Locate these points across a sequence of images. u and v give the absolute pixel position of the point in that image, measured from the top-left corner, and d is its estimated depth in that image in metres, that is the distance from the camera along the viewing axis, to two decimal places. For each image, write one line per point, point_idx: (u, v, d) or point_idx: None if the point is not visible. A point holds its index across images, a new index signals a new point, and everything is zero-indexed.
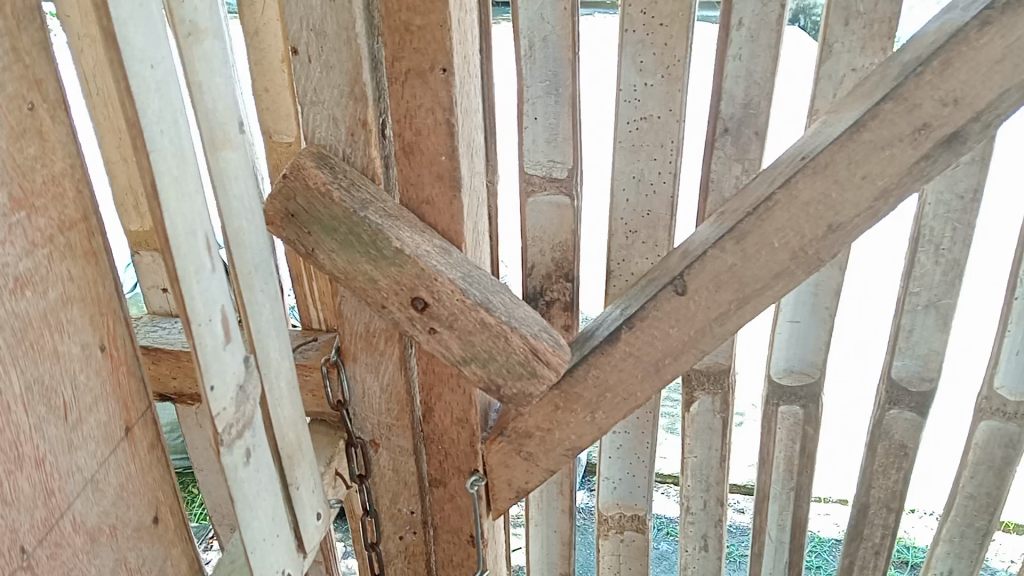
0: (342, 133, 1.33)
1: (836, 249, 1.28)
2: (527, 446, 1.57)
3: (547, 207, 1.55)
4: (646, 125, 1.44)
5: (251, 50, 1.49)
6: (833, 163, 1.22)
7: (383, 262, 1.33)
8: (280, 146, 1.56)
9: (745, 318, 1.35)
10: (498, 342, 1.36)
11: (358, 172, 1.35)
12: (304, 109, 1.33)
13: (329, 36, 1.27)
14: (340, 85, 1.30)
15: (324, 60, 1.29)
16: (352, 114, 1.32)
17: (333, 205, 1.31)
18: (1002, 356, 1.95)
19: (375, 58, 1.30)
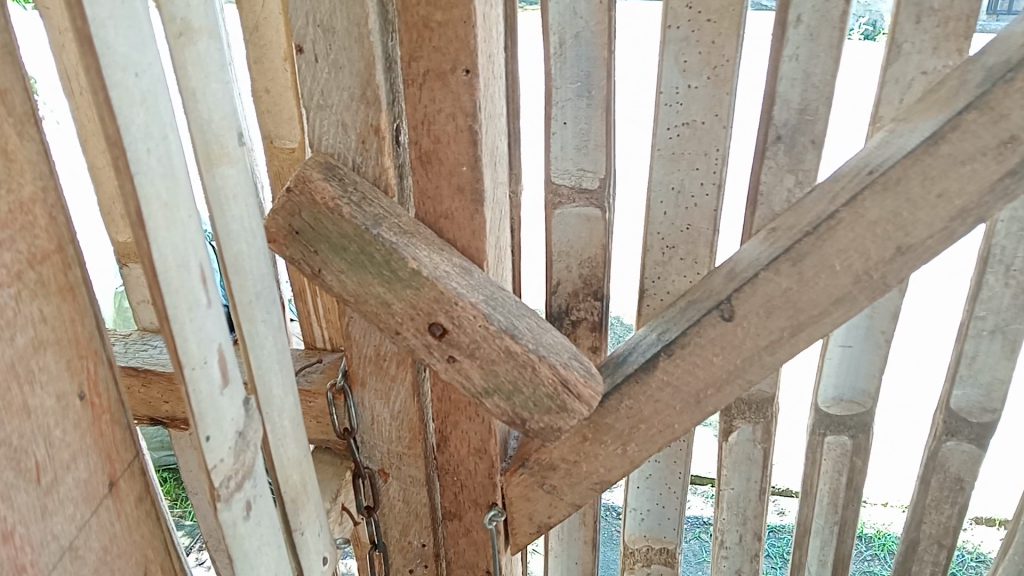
0: (353, 140, 1.19)
1: (904, 273, 1.15)
2: (550, 479, 1.44)
3: (574, 221, 1.37)
4: (688, 132, 1.25)
5: (250, 46, 1.35)
6: (906, 179, 1.09)
7: (397, 284, 1.19)
8: (281, 152, 1.42)
9: (798, 347, 1.22)
10: (524, 372, 1.23)
11: (370, 183, 1.21)
12: (310, 114, 1.19)
13: (338, 32, 1.13)
14: (350, 87, 1.16)
15: (332, 59, 1.15)
16: (364, 120, 1.18)
17: (343, 221, 1.17)
18: None
19: (389, 58, 1.16)
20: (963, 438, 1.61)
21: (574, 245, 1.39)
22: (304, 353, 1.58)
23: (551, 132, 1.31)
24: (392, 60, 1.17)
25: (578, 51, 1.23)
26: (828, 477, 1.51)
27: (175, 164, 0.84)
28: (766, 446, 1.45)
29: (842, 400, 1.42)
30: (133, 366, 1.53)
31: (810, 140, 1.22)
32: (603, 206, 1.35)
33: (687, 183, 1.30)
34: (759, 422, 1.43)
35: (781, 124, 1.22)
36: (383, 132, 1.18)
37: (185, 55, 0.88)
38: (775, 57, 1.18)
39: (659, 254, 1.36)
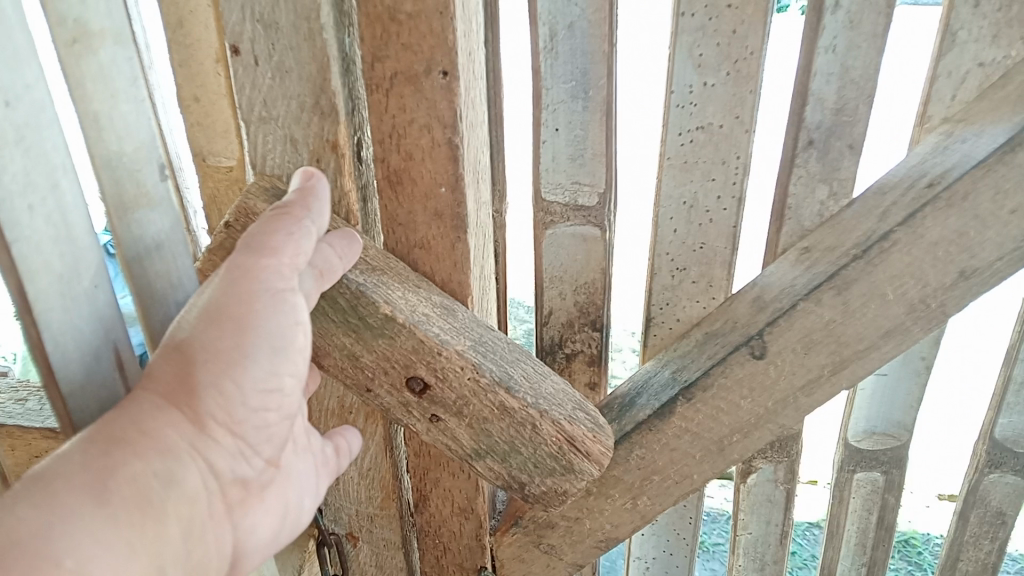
0: (306, 160, 0.94)
1: (966, 301, 0.97)
2: (548, 538, 1.26)
3: (568, 242, 1.18)
4: (703, 137, 1.06)
5: (173, 46, 1.13)
6: (974, 193, 0.91)
7: (370, 334, 0.97)
8: (216, 170, 1.21)
9: (840, 387, 1.05)
10: (522, 430, 1.03)
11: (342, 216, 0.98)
12: (249, 130, 0.93)
13: (283, 28, 0.87)
14: (299, 95, 0.90)
15: (276, 61, 0.89)
16: (318, 134, 0.92)
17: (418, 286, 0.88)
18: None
19: (348, 57, 0.91)
20: (1008, 470, 1.30)
21: (568, 270, 1.20)
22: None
23: (540, 141, 1.11)
24: (351, 61, 0.92)
25: (573, 45, 1.03)
26: (857, 516, 1.36)
27: (72, 218, 0.70)
28: (789, 487, 1.28)
29: (874, 433, 1.26)
30: (49, 429, 1.29)
31: (848, 144, 1.04)
32: (602, 225, 1.16)
33: (701, 197, 1.11)
34: (782, 461, 1.25)
35: (813, 126, 1.04)
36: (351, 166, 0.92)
37: (81, 68, 0.71)
38: (808, 49, 1.00)
39: (668, 278, 1.18)
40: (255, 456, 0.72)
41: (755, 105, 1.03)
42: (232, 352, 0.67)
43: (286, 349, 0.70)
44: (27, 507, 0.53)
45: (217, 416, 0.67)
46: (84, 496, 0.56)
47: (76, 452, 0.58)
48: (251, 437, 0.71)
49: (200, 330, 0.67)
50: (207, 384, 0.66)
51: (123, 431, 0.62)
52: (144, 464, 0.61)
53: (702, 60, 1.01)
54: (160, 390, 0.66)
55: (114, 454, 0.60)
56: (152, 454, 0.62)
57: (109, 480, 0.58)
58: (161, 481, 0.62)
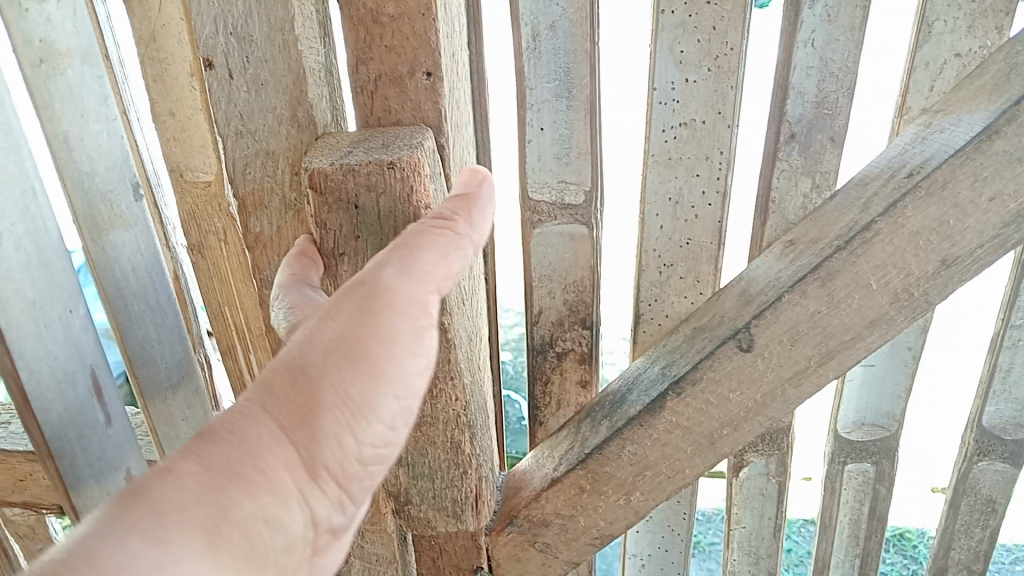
0: (285, 172, 0.88)
1: (949, 290, 0.98)
2: (544, 536, 1.25)
3: (557, 241, 1.19)
4: (686, 132, 1.08)
5: (147, 59, 1.13)
6: (954, 181, 0.92)
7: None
8: (193, 186, 1.22)
9: (827, 377, 1.06)
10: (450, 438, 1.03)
11: (345, 237, 0.81)
12: (227, 145, 0.87)
13: (257, 41, 0.82)
14: (276, 107, 0.84)
15: (250, 75, 0.83)
16: (295, 144, 0.86)
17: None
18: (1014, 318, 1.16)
19: (329, 71, 0.88)
20: (996, 458, 1.31)
21: (557, 268, 1.21)
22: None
23: (525, 140, 1.12)
24: (330, 73, 0.88)
25: (555, 45, 1.04)
26: (849, 508, 1.37)
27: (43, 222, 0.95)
28: (782, 480, 1.29)
29: (864, 424, 1.26)
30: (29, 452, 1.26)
31: (829, 137, 1.05)
32: (590, 223, 1.17)
33: (687, 193, 1.12)
34: (773, 454, 1.26)
35: (794, 120, 1.05)
36: (360, 172, 0.76)
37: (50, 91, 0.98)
38: (788, 43, 1.01)
39: (656, 273, 1.19)
40: (348, 502, 0.64)
41: (737, 100, 1.04)
42: (359, 399, 0.62)
43: (403, 390, 0.65)
44: (131, 520, 0.46)
45: (329, 458, 0.61)
46: (199, 534, 0.48)
47: (190, 476, 0.51)
48: (350, 486, 0.64)
49: (330, 367, 0.62)
50: (331, 426, 0.61)
51: (236, 460, 0.54)
52: (255, 505, 0.53)
53: (683, 57, 1.03)
54: (279, 417, 0.59)
55: (228, 489, 0.52)
56: (264, 495, 0.54)
57: (221, 522, 0.50)
58: (267, 522, 0.54)
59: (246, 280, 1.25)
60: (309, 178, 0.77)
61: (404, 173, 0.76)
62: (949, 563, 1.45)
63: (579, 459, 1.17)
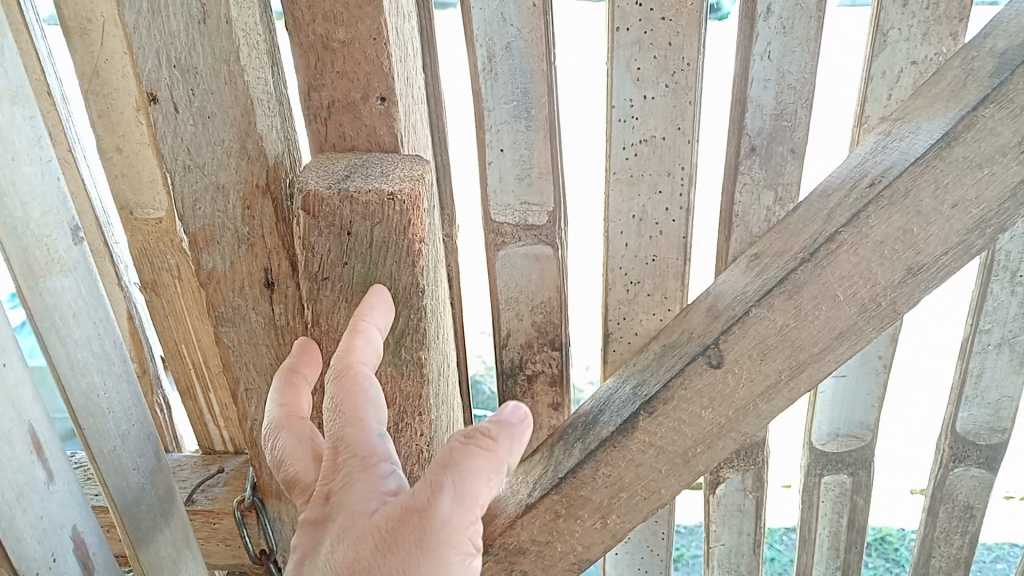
0: (235, 207, 0.91)
1: (915, 298, 0.97)
2: (522, 564, 1.20)
3: (522, 262, 1.17)
4: (646, 148, 1.07)
5: (91, 97, 1.08)
6: (916, 189, 0.92)
7: (276, 339, 0.99)
8: (144, 223, 1.18)
9: (799, 392, 1.04)
10: None
11: (332, 262, 0.82)
12: (176, 179, 0.89)
13: (202, 73, 0.83)
14: (224, 140, 0.87)
15: (197, 108, 0.85)
16: (246, 178, 0.89)
17: (404, 271, 0.81)
18: (985, 321, 1.16)
19: (274, 97, 0.87)
20: (972, 464, 1.30)
21: (524, 289, 1.19)
22: (202, 459, 1.30)
23: (486, 162, 1.10)
24: (277, 101, 0.88)
25: (511, 65, 1.03)
26: (828, 519, 1.35)
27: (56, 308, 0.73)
28: (759, 495, 1.28)
29: (838, 436, 1.25)
30: None
31: (789, 148, 1.05)
32: (553, 242, 1.15)
33: (650, 210, 1.11)
34: (750, 469, 1.25)
35: (754, 133, 1.05)
36: (359, 199, 0.79)
37: None
38: (745, 56, 1.00)
39: (623, 291, 1.18)
40: None
41: (695, 113, 1.04)
42: None
43: None
44: None
45: None
46: None
47: None
48: None
49: None
50: None
51: None
52: None
53: (640, 74, 1.02)
54: None
55: None
56: None
57: None
58: None
59: (201, 318, 1.24)
60: (303, 200, 0.80)
61: (404, 205, 0.79)
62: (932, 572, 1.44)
63: (553, 483, 1.14)
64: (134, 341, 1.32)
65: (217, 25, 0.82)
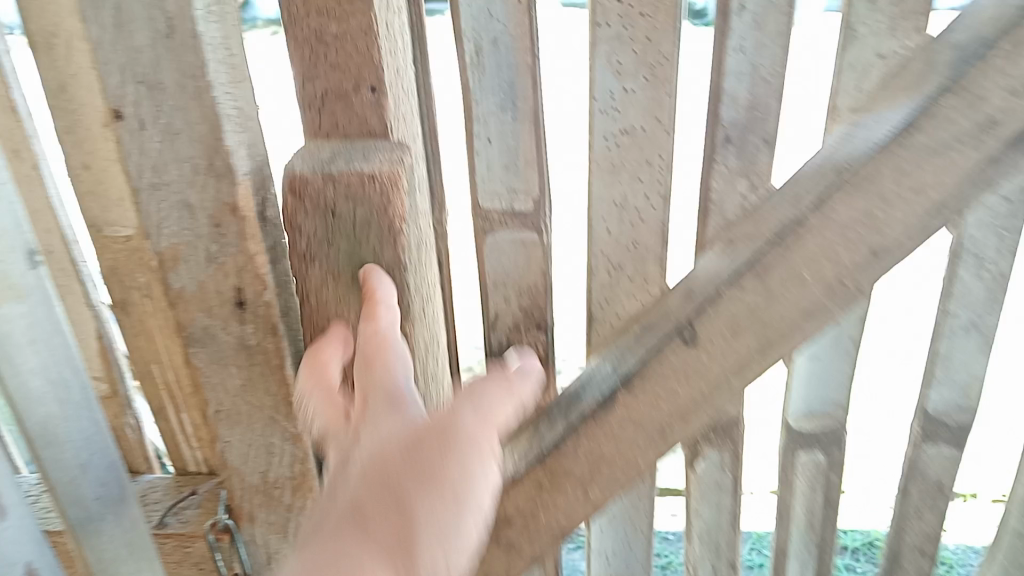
0: (204, 225, 0.97)
1: (879, 278, 1.03)
2: (506, 534, 1.30)
3: (509, 247, 1.23)
4: (626, 138, 1.12)
5: (57, 112, 1.13)
6: (877, 175, 0.97)
7: (244, 360, 1.09)
8: (113, 241, 1.22)
9: (770, 366, 1.10)
10: None
11: (318, 242, 0.93)
12: (143, 197, 0.96)
13: (167, 88, 0.89)
14: (192, 157, 0.93)
15: (164, 124, 0.91)
16: (214, 198, 0.95)
17: (386, 247, 0.93)
18: (952, 303, 1.20)
19: (240, 110, 0.94)
20: (942, 441, 1.32)
21: (510, 273, 1.25)
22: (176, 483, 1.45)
23: (474, 151, 1.16)
24: (244, 115, 0.95)
25: (498, 59, 1.09)
26: (804, 496, 1.38)
27: None
28: (736, 472, 1.33)
29: (814, 414, 1.30)
30: None
31: (762, 138, 1.10)
32: (539, 228, 1.21)
33: (631, 197, 1.17)
34: (727, 446, 1.30)
35: (729, 123, 1.10)
36: (340, 179, 0.89)
37: None
38: (720, 51, 1.05)
39: (605, 276, 1.23)
40: None
41: (673, 105, 1.09)
42: None
43: None
44: None
45: None
46: None
47: None
48: None
49: None
50: None
51: None
52: None
53: (620, 67, 1.07)
54: None
55: None
56: None
57: None
58: None
59: (170, 338, 1.30)
60: (291, 180, 0.90)
61: (384, 186, 0.89)
62: (903, 546, 1.44)
63: (538, 457, 1.23)
64: (105, 363, 1.36)
65: (182, 40, 0.86)
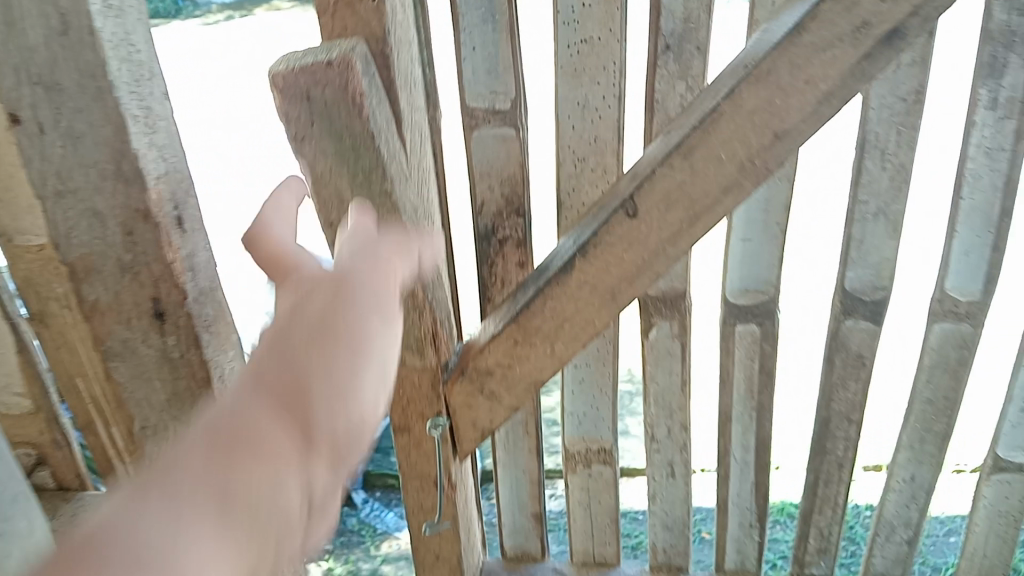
0: (114, 233, 0.97)
1: (783, 157, 1.26)
2: (489, 384, 1.56)
3: (491, 142, 1.48)
4: (584, 47, 1.37)
5: None
6: (776, 69, 1.20)
7: (169, 374, 1.08)
8: None
9: (698, 235, 1.35)
10: (413, 313, 1.41)
11: (303, 124, 1.17)
12: (48, 206, 0.95)
13: (66, 89, 0.89)
14: (97, 162, 0.93)
15: (64, 128, 0.91)
16: (122, 202, 0.95)
17: (355, 120, 1.16)
18: (861, 193, 1.43)
19: (149, 111, 0.94)
20: (860, 317, 1.54)
21: (493, 165, 1.50)
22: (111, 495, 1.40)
23: (461, 59, 1.41)
24: (152, 116, 0.94)
25: None
26: (742, 364, 1.62)
27: None
28: (683, 339, 1.58)
29: (749, 290, 1.54)
30: None
31: (696, 46, 1.34)
32: (515, 125, 1.46)
33: (591, 99, 1.41)
34: (674, 315, 1.55)
35: (668, 34, 1.34)
36: (309, 69, 1.13)
37: None
38: None
39: (572, 167, 1.48)
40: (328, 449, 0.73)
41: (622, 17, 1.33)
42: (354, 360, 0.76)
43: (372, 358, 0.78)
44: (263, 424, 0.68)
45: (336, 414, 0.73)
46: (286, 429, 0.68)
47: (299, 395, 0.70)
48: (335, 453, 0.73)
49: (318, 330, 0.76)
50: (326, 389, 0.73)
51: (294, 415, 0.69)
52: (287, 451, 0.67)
53: None
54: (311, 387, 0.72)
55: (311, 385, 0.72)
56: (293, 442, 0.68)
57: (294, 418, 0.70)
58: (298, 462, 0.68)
59: None
60: (271, 79, 1.14)
61: (340, 67, 1.13)
62: (832, 414, 1.67)
63: (512, 316, 1.47)
64: (29, 379, 1.35)
65: (78, 36, 0.87)
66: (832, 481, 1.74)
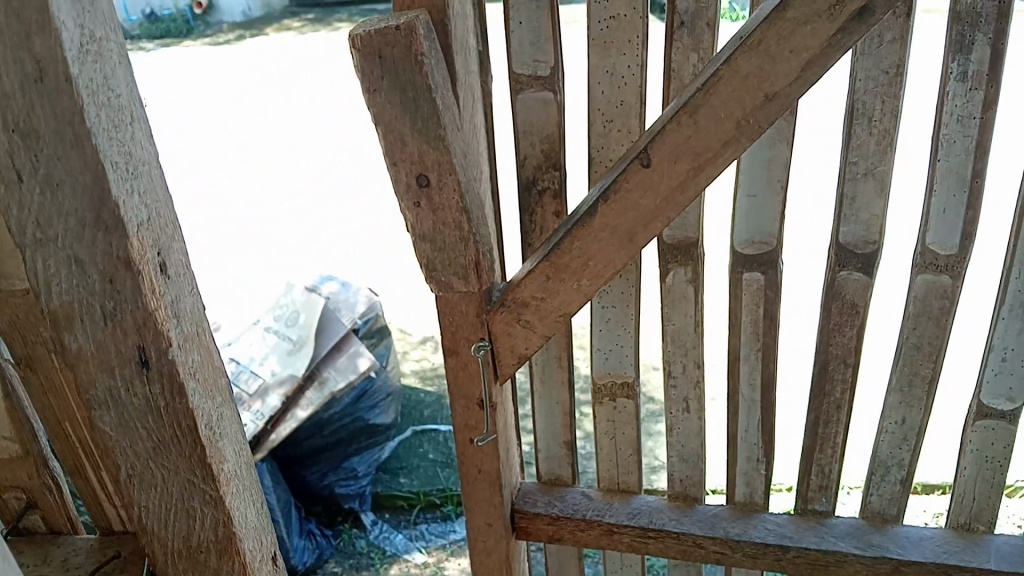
0: (97, 279, 0.81)
1: (772, 116, 1.49)
2: (524, 314, 1.80)
3: (534, 104, 1.74)
4: (613, 22, 1.62)
5: None
6: (765, 40, 1.42)
7: (158, 424, 0.90)
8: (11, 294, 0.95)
9: (702, 183, 1.58)
10: (459, 240, 1.62)
11: (376, 78, 1.46)
12: (27, 255, 0.79)
13: (44, 137, 0.75)
14: (78, 210, 0.78)
15: (43, 175, 0.77)
16: (106, 251, 0.80)
17: (417, 75, 1.45)
18: (851, 156, 1.63)
19: (131, 157, 0.80)
20: (853, 268, 1.74)
21: (535, 125, 1.76)
22: (98, 541, 1.12)
23: (510, 32, 1.68)
24: (138, 163, 0.81)
25: None
26: (748, 309, 1.84)
27: None
28: (696, 282, 1.82)
29: (754, 240, 1.76)
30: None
31: (706, 23, 1.57)
32: (554, 89, 1.72)
33: (618, 67, 1.66)
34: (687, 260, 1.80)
35: (683, 12, 1.58)
36: (383, 31, 1.43)
37: None
38: None
39: (601, 127, 1.73)
40: None
41: None
42: None
43: None
44: None
45: None
46: None
47: None
48: None
49: None
50: None
51: None
52: None
53: None
54: None
55: None
56: None
57: None
58: None
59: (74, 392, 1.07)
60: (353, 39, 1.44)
61: (406, 31, 1.42)
62: (830, 358, 1.87)
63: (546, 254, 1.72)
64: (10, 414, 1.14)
65: (55, 83, 0.73)
66: (830, 420, 1.95)
